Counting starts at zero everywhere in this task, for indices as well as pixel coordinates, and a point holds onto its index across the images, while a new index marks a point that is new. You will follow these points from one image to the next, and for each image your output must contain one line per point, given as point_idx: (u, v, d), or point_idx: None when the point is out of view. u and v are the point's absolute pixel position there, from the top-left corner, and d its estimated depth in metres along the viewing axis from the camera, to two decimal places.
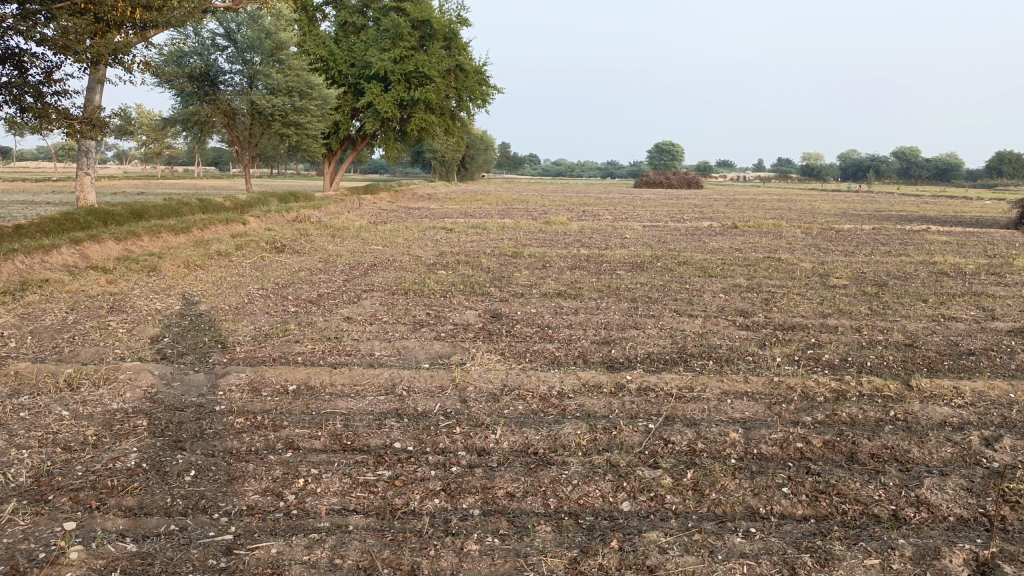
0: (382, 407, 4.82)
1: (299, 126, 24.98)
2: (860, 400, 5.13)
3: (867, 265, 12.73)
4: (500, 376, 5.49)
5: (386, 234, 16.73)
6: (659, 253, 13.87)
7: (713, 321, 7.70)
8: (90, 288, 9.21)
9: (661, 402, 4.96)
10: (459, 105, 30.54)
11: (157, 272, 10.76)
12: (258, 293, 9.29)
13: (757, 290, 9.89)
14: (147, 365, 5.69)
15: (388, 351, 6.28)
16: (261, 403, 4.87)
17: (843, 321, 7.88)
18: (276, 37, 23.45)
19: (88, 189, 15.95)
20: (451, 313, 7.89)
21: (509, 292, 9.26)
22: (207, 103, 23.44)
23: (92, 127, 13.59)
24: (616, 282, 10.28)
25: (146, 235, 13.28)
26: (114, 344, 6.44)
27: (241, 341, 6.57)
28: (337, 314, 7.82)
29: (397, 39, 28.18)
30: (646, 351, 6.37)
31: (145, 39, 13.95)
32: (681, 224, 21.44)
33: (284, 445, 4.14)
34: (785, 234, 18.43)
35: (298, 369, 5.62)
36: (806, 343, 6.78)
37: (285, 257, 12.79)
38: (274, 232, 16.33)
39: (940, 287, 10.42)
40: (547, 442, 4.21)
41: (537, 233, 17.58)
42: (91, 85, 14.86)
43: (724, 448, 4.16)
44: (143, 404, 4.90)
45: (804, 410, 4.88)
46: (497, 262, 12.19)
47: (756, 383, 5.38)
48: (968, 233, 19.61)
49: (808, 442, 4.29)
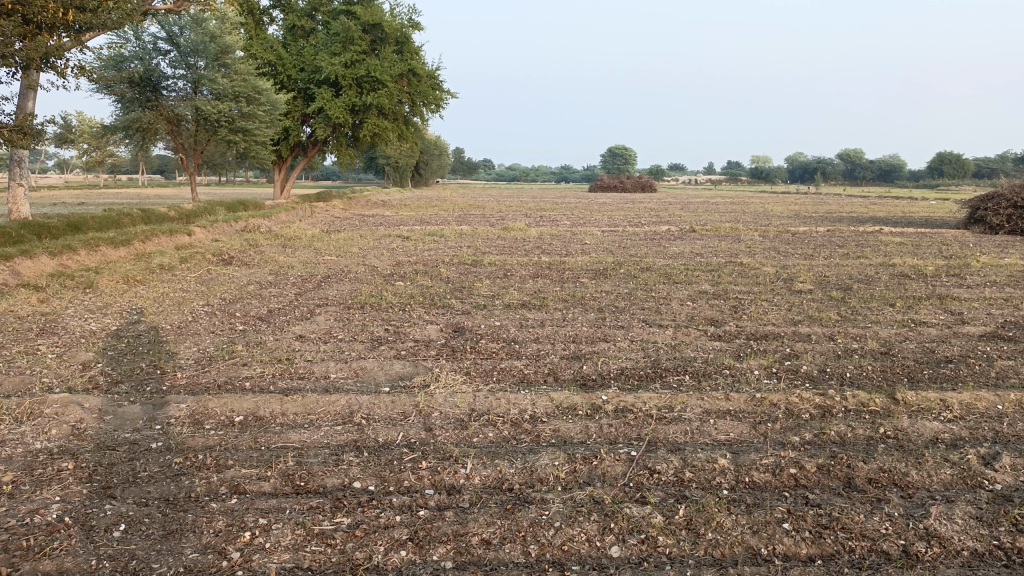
0: (339, 439, 4.40)
1: (247, 133, 24.28)
2: (847, 417, 4.86)
3: (829, 268, 12.66)
4: (467, 399, 5.10)
5: (340, 243, 16.18)
6: (621, 259, 13.61)
7: (684, 332, 7.42)
8: (20, 308, 8.56)
9: (640, 425, 4.63)
10: (412, 110, 30.05)
11: (94, 289, 10.11)
12: (204, 309, 8.74)
13: (725, 296, 9.67)
14: (77, 397, 5.16)
15: (345, 373, 5.85)
16: (202, 439, 4.41)
17: (815, 328, 7.67)
18: (221, 40, 22.70)
19: (22, 201, 15.07)
20: (411, 329, 7.47)
21: (471, 304, 8.87)
22: (149, 109, 22.57)
23: (24, 135, 12.84)
24: (580, 290, 9.97)
25: (83, 249, 12.56)
26: (42, 373, 5.88)
27: (183, 366, 6.05)
28: (289, 332, 7.33)
29: (347, 43, 27.60)
30: (619, 366, 6.04)
31: (81, 43, 13.23)
32: (639, 229, 21.30)
33: (228, 489, 3.70)
34: (743, 238, 18.38)
35: (245, 397, 5.14)
36: (782, 353, 6.54)
37: (233, 270, 12.21)
38: (222, 243, 15.67)
39: (905, 290, 10.33)
40: (522, 475, 3.85)
41: (495, 240, 17.25)
42: (21, 91, 14.04)
43: (713, 476, 3.85)
44: (70, 443, 4.40)
45: (791, 430, 4.60)
46: (457, 271, 11.81)
47: (738, 400, 5.08)
48: (921, 234, 19.80)
49: (802, 467, 4.00)
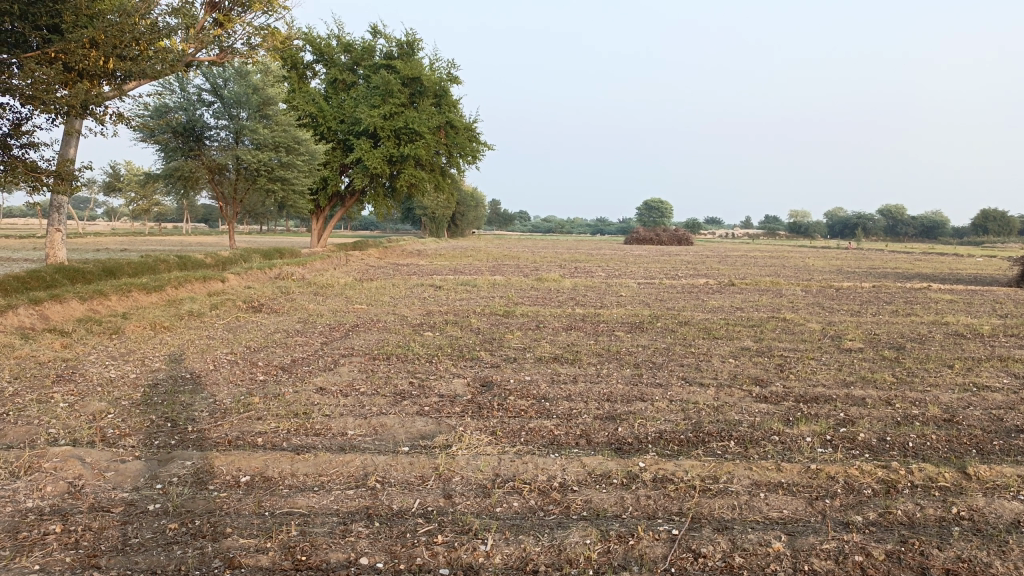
0: (349, 505, 4.03)
1: (286, 182, 24.47)
2: (914, 494, 4.36)
3: (878, 325, 12.08)
4: (491, 463, 4.70)
5: (372, 292, 16.00)
6: (657, 312, 13.18)
7: (727, 391, 6.95)
8: (42, 354, 8.38)
9: (682, 497, 4.18)
10: (449, 161, 30.24)
11: (120, 335, 9.95)
12: (226, 358, 8.50)
13: (769, 354, 9.17)
14: (80, 451, 4.86)
15: (364, 430, 5.48)
16: (203, 501, 4.06)
17: (870, 391, 7.14)
18: (264, 92, 23.12)
19: (59, 246, 15.19)
20: (437, 383, 7.11)
21: (500, 357, 8.50)
22: (192, 158, 22.92)
23: (63, 181, 12.97)
24: (616, 345, 9.55)
25: (114, 295, 12.51)
26: (49, 423, 5.61)
27: (194, 419, 5.74)
28: (310, 384, 7.02)
29: (386, 96, 28.00)
30: (658, 429, 5.58)
31: (122, 91, 13.45)
32: (677, 281, 20.86)
33: (222, 562, 3.34)
34: (785, 292, 17.84)
35: (255, 455, 4.80)
36: (836, 418, 6.03)
37: (262, 318, 12.04)
38: (254, 291, 15.58)
39: (962, 351, 9.73)
40: (549, 555, 3.42)
41: (529, 290, 16.95)
42: (64, 139, 14.28)
43: (767, 563, 3.39)
44: (63, 502, 4.08)
45: (851, 508, 4.12)
46: (488, 322, 11.49)
47: (791, 471, 4.60)
48: (971, 291, 19.04)
49: (868, 554, 3.52)
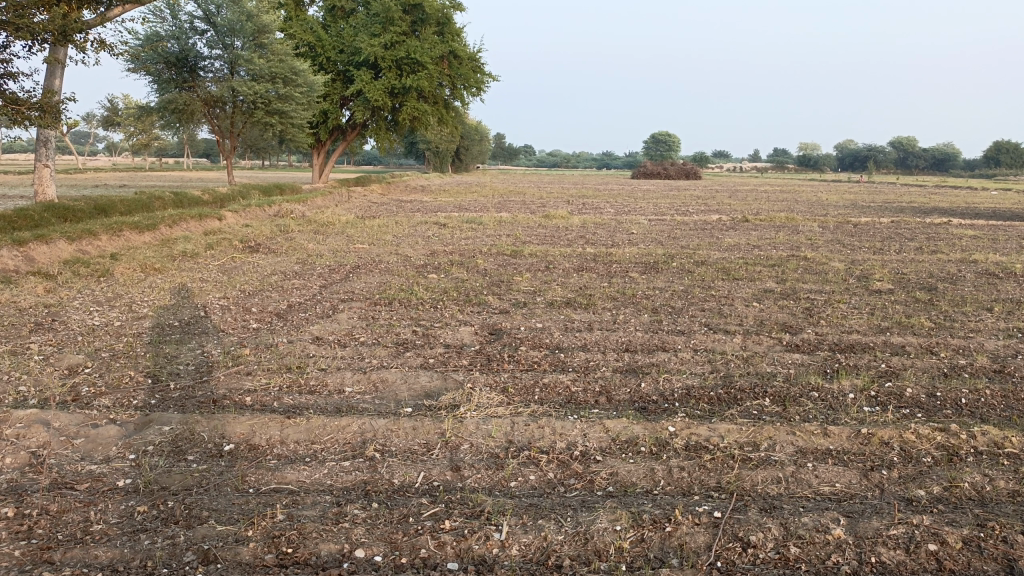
0: (344, 479, 3.56)
1: (284, 115, 23.58)
2: (980, 463, 3.86)
3: (904, 264, 11.48)
4: (503, 427, 4.20)
5: (373, 230, 15.43)
6: (672, 251, 12.60)
7: (755, 340, 6.43)
8: (23, 299, 7.88)
9: (720, 469, 3.69)
10: (452, 94, 29.21)
11: (108, 279, 9.43)
12: (219, 303, 7.99)
13: (795, 296, 8.62)
14: (48, 414, 4.39)
15: (363, 387, 5.00)
16: (180, 477, 3.58)
17: (909, 339, 6.60)
18: (259, 20, 21.96)
19: (47, 183, 14.54)
20: (442, 331, 6.60)
21: (509, 302, 7.97)
22: (186, 90, 22.04)
23: (46, 114, 12.25)
24: (631, 287, 9.00)
25: (104, 234, 11.93)
26: (20, 379, 5.13)
27: (177, 374, 5.26)
28: (306, 333, 6.52)
29: (387, 23, 26.80)
30: (685, 385, 5.08)
31: (104, 18, 12.59)
32: (688, 217, 20.20)
33: (195, 557, 2.87)
34: (801, 229, 17.18)
35: (239, 418, 4.31)
36: (878, 370, 5.53)
37: (259, 259, 11.48)
38: (251, 229, 14.98)
39: (998, 292, 9.13)
40: (574, 546, 2.96)
41: (536, 228, 16.35)
42: (46, 69, 13.50)
43: (828, 555, 2.91)
44: (24, 478, 3.62)
45: (911, 481, 3.64)
46: (495, 262, 10.95)
47: (840, 436, 4.11)
48: (994, 227, 18.31)
49: (943, 542, 3.03)
